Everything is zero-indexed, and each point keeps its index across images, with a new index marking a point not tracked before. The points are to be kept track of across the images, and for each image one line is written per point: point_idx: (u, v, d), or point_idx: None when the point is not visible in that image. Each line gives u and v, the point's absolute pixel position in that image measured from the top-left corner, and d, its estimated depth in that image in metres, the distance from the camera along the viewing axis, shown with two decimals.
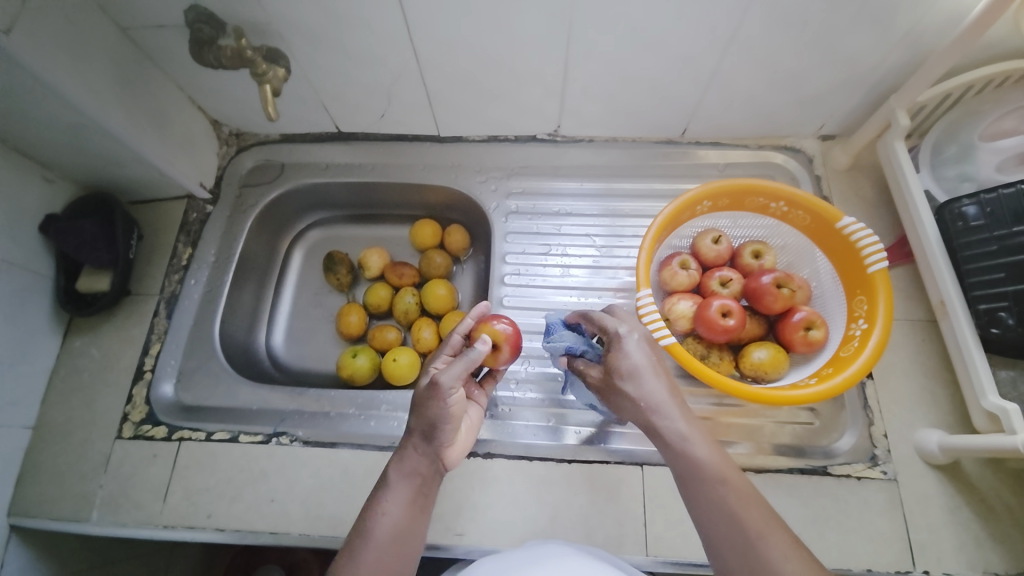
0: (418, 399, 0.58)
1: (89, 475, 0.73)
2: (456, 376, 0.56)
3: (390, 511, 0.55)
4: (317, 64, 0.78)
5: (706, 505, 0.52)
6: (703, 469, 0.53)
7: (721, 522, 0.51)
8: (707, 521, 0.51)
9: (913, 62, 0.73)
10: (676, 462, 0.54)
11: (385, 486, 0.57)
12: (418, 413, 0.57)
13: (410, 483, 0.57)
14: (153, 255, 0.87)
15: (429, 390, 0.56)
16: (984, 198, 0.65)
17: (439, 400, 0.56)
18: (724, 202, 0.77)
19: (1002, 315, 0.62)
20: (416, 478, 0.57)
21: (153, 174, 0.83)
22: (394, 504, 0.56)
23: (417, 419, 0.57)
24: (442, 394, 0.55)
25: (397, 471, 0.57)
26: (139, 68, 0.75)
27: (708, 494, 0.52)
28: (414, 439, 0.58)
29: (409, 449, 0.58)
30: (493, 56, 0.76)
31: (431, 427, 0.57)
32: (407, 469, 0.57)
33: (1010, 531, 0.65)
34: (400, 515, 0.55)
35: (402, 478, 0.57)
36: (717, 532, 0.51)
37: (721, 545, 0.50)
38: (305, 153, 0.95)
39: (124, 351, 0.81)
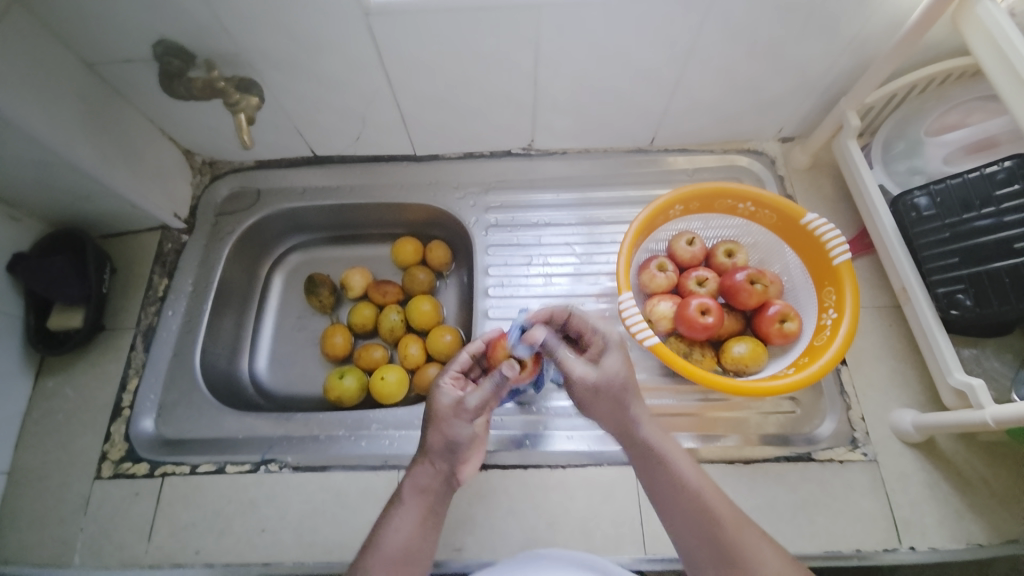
0: (437, 416, 0.59)
1: (67, 520, 0.70)
2: (479, 399, 0.59)
3: (402, 527, 0.57)
4: (290, 90, 0.79)
5: (682, 510, 0.56)
6: (678, 477, 0.57)
7: (695, 525, 0.55)
8: (682, 524, 0.56)
9: (858, 67, 0.79)
10: (653, 471, 0.58)
11: (397, 504, 0.59)
12: (435, 430, 0.59)
13: (422, 499, 0.58)
14: (128, 288, 0.85)
15: (451, 408, 0.59)
16: (934, 189, 0.70)
17: (463, 418, 0.59)
18: (695, 205, 0.80)
19: (960, 297, 0.66)
20: (429, 494, 0.59)
21: (125, 207, 0.82)
22: (407, 521, 0.57)
23: (434, 436, 0.59)
24: (465, 414, 0.59)
25: (409, 488, 0.59)
26: (107, 102, 0.75)
27: (682, 500, 0.56)
28: (428, 456, 0.59)
29: (421, 466, 0.59)
30: (465, 76, 0.78)
31: (449, 443, 0.59)
32: (421, 484, 0.59)
33: (987, 502, 0.68)
34: (412, 533, 0.57)
35: (414, 495, 0.58)
36: (690, 535, 0.55)
37: (692, 545, 0.55)
38: (282, 177, 0.95)
39: (100, 388, 0.78)
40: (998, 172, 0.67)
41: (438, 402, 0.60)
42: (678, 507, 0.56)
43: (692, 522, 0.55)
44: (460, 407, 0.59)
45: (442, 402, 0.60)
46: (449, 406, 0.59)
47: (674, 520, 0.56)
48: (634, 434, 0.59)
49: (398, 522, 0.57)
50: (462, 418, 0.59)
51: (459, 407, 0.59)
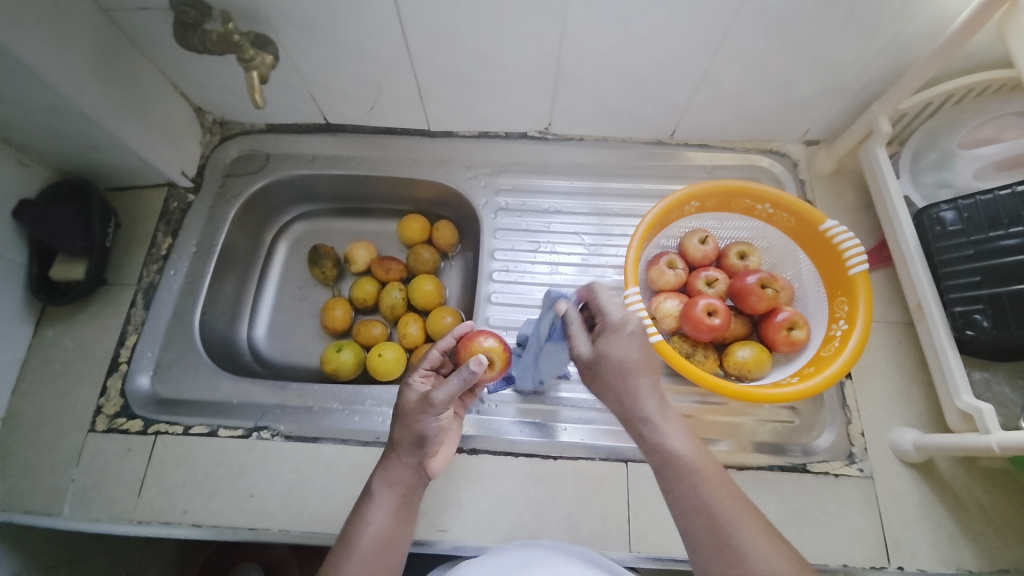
0: (404, 412, 0.59)
1: (60, 469, 0.71)
2: (445, 394, 0.56)
3: (376, 520, 0.57)
4: (306, 53, 0.77)
5: (686, 491, 0.54)
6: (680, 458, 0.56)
7: (699, 509, 0.53)
8: (686, 506, 0.54)
9: (895, 71, 0.75)
10: (652, 446, 0.57)
11: (370, 498, 0.59)
12: (403, 426, 0.59)
13: (394, 491, 0.59)
14: (131, 244, 0.85)
15: (417, 404, 0.58)
16: (962, 204, 0.67)
17: (428, 415, 0.57)
18: (711, 203, 0.78)
19: (977, 317, 0.64)
20: (400, 487, 0.59)
21: (132, 161, 0.81)
22: (380, 513, 0.58)
23: (402, 431, 0.59)
24: (430, 410, 0.57)
25: (381, 482, 0.59)
26: (120, 51, 0.73)
27: (688, 482, 0.54)
28: (397, 452, 0.59)
29: (390, 462, 0.60)
30: (485, 51, 0.76)
31: (416, 440, 0.58)
32: (391, 478, 0.59)
33: (981, 528, 0.67)
34: (386, 523, 0.57)
35: (386, 488, 0.59)
36: (695, 518, 0.53)
37: (697, 530, 0.53)
38: (292, 144, 0.93)
39: (99, 342, 0.78)
40: None
41: (407, 398, 0.59)
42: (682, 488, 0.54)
43: (697, 504, 0.53)
44: (427, 403, 0.57)
45: (410, 398, 0.59)
46: (416, 402, 0.58)
47: (679, 502, 0.54)
48: (636, 412, 0.59)
49: (372, 515, 0.57)
50: (427, 414, 0.57)
51: (425, 402, 0.57)
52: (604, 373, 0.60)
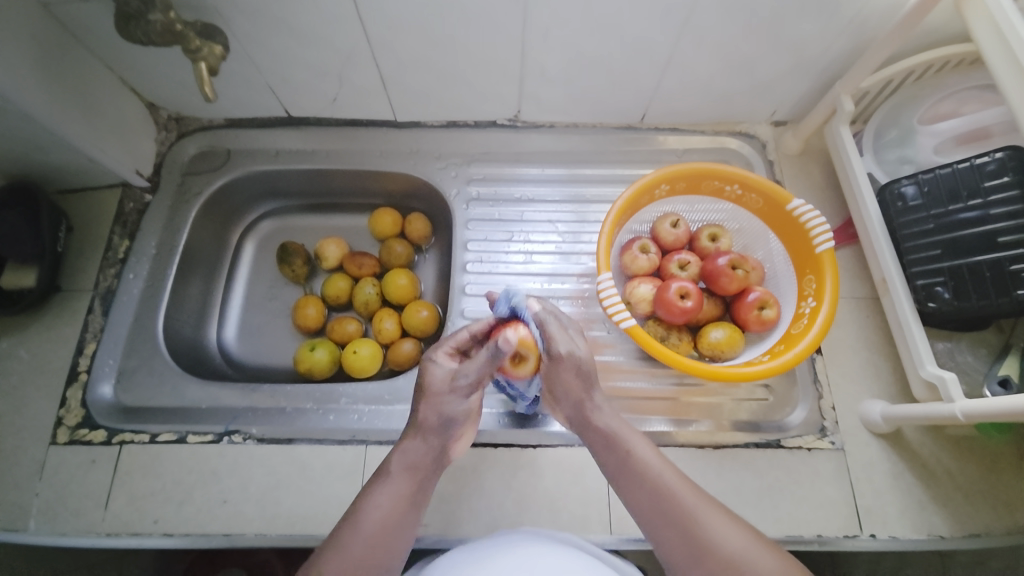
0: (430, 391, 0.57)
1: (22, 485, 0.68)
2: (475, 370, 0.55)
3: (385, 503, 0.54)
4: (261, 43, 0.74)
5: (644, 494, 0.55)
6: (637, 463, 0.56)
7: (659, 509, 0.54)
8: (647, 509, 0.55)
9: (856, 49, 0.76)
10: (613, 461, 0.57)
11: (382, 478, 0.56)
12: (429, 405, 0.57)
13: (410, 475, 0.56)
14: (86, 248, 0.81)
15: (445, 382, 0.57)
16: (922, 178, 0.69)
17: (457, 394, 0.57)
18: (681, 186, 0.78)
19: (939, 290, 0.65)
20: (419, 470, 0.57)
21: (81, 161, 0.77)
22: (391, 497, 0.55)
23: (428, 411, 0.57)
24: (459, 388, 0.57)
25: (397, 463, 0.56)
26: (63, 46, 0.69)
27: (643, 485, 0.55)
28: (420, 431, 0.57)
29: (410, 442, 0.57)
30: (447, 37, 0.74)
31: (442, 419, 0.57)
32: (410, 461, 0.56)
33: (948, 493, 0.69)
34: (394, 509, 0.54)
35: (403, 470, 0.56)
36: (657, 519, 0.54)
37: (661, 530, 0.54)
38: (254, 138, 0.90)
39: (56, 352, 0.75)
40: (989, 163, 0.66)
41: (433, 376, 0.57)
42: (639, 492, 0.55)
43: (656, 506, 0.54)
44: (455, 381, 0.56)
45: (436, 375, 0.57)
46: (444, 380, 0.57)
47: (638, 506, 0.55)
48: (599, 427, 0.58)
49: (380, 496, 0.54)
50: (456, 393, 0.57)
51: (455, 381, 0.57)
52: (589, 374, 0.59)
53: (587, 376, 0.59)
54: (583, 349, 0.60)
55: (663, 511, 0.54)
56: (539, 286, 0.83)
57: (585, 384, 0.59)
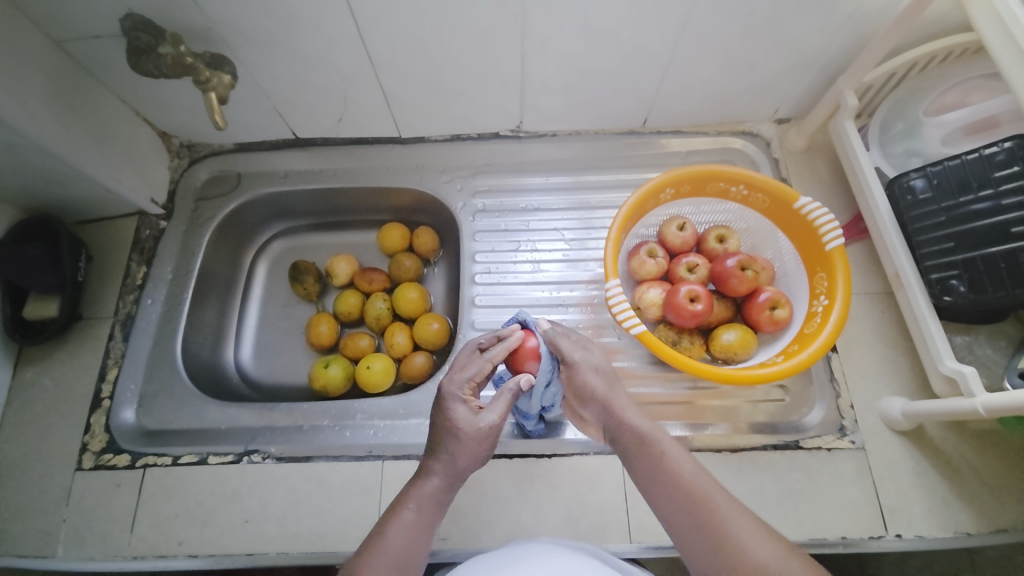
0: (460, 434, 0.56)
1: (50, 511, 0.70)
2: (502, 413, 0.58)
3: (411, 530, 0.53)
4: (265, 68, 0.75)
5: (675, 500, 0.53)
6: (670, 467, 0.55)
7: (687, 516, 0.52)
8: (679, 518, 0.53)
9: (858, 43, 0.76)
10: (645, 463, 0.56)
11: (409, 506, 0.55)
12: (460, 446, 0.56)
13: (435, 510, 0.56)
14: (106, 276, 0.83)
15: (476, 430, 0.57)
16: (931, 171, 0.68)
17: (485, 440, 0.57)
18: (687, 188, 0.78)
19: (954, 283, 0.65)
20: (441, 506, 0.56)
21: (99, 192, 0.80)
22: (417, 526, 0.54)
23: (459, 451, 0.56)
24: (489, 433, 0.57)
25: (425, 496, 0.55)
26: (78, 83, 0.72)
27: (671, 488, 0.54)
28: (448, 467, 0.56)
29: (436, 475, 0.56)
30: (449, 53, 0.75)
31: (469, 462, 0.57)
32: (438, 496, 0.56)
33: (975, 489, 0.67)
34: (422, 538, 0.54)
35: (430, 503, 0.55)
36: (685, 526, 0.52)
37: (694, 537, 0.52)
38: (263, 161, 0.92)
39: (80, 378, 0.77)
40: (998, 153, 0.65)
41: (467, 422, 0.57)
42: (666, 498, 0.54)
43: (683, 517, 0.53)
44: (484, 427, 0.57)
45: (467, 423, 0.57)
46: (475, 427, 0.56)
47: (669, 513, 0.54)
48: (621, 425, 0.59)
49: (409, 524, 0.54)
50: (486, 441, 0.57)
51: (487, 429, 0.57)
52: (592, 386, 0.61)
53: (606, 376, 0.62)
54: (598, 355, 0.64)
55: (694, 515, 0.52)
56: (548, 294, 0.84)
57: (609, 386, 0.61)
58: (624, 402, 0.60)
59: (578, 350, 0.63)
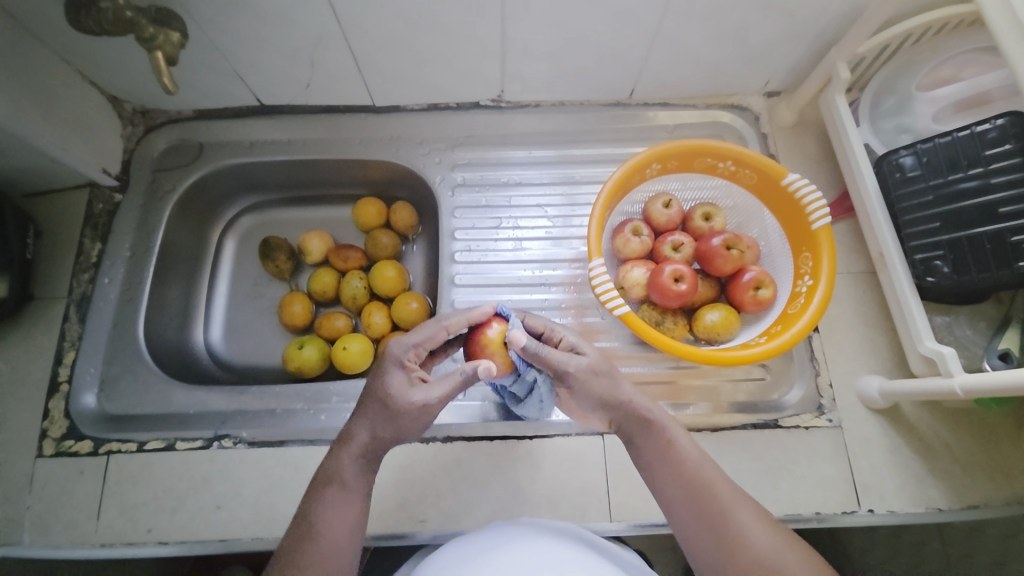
0: (389, 402, 0.53)
1: (10, 500, 0.67)
2: (445, 394, 0.54)
3: (333, 513, 0.51)
4: (223, 26, 0.69)
5: (679, 490, 0.53)
6: (676, 454, 0.54)
7: (691, 502, 0.52)
8: (680, 503, 0.53)
9: (853, 12, 0.72)
10: (652, 449, 0.55)
11: (332, 484, 0.52)
12: (385, 413, 0.53)
13: (359, 486, 0.53)
14: (58, 253, 0.78)
15: (410, 403, 0.53)
16: (921, 148, 0.66)
17: (417, 414, 0.54)
18: (673, 164, 0.75)
19: (938, 264, 0.64)
20: (362, 480, 0.53)
21: (43, 162, 0.73)
22: (335, 508, 0.51)
23: (383, 417, 0.53)
24: (425, 410, 0.54)
25: (349, 471, 0.53)
26: (11, 40, 0.65)
27: (676, 474, 0.53)
28: (370, 434, 0.54)
29: (355, 445, 0.53)
30: (424, 13, 0.69)
31: (394, 429, 0.54)
32: (359, 470, 0.53)
33: (946, 465, 0.69)
34: (339, 518, 0.51)
35: (351, 478, 0.52)
36: (688, 513, 0.52)
37: (690, 522, 0.52)
38: (226, 130, 0.86)
39: (34, 362, 0.73)
40: (990, 130, 0.64)
41: (402, 396, 0.53)
42: (674, 481, 0.53)
43: (691, 500, 0.52)
44: (419, 401, 0.53)
45: (404, 396, 0.53)
46: (410, 402, 0.53)
47: (670, 497, 0.54)
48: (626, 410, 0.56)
49: (334, 505, 0.51)
50: (418, 412, 0.53)
51: (422, 406, 0.53)
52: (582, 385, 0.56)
53: (601, 378, 0.56)
54: (589, 352, 0.58)
55: (698, 503, 0.52)
56: (531, 273, 0.81)
57: (606, 387, 0.56)
58: (630, 395, 0.56)
59: (566, 356, 0.56)
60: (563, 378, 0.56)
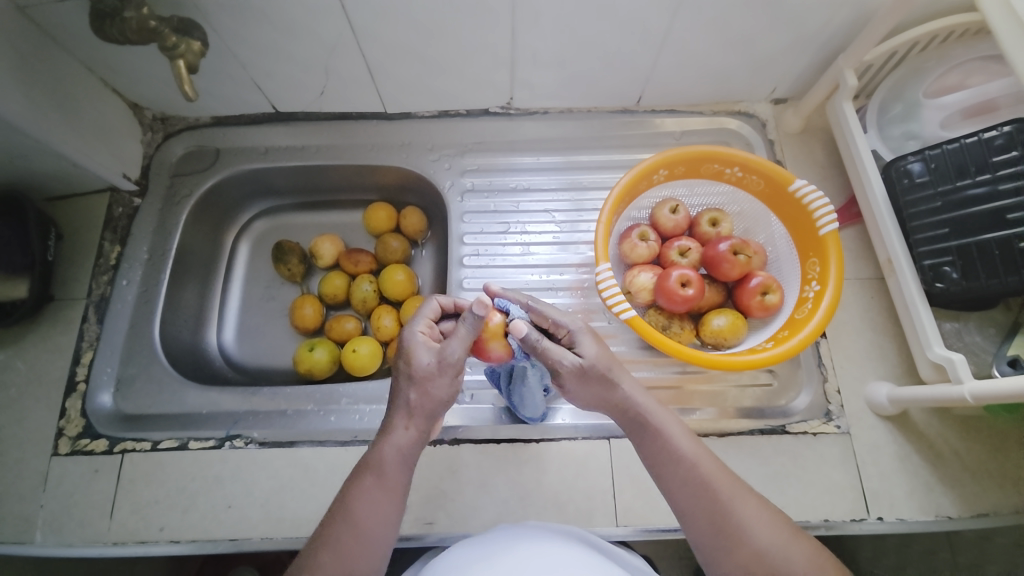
0: (415, 375, 0.53)
1: (27, 497, 0.68)
2: (460, 346, 0.53)
3: (368, 499, 0.52)
4: (241, 36, 0.71)
5: (680, 487, 0.53)
6: (675, 451, 0.54)
7: (691, 498, 0.52)
8: (680, 498, 0.53)
9: (860, 20, 0.73)
10: (650, 445, 0.55)
11: (369, 471, 0.53)
12: (415, 387, 0.53)
13: (399, 467, 0.53)
14: (77, 256, 0.80)
15: (433, 367, 0.53)
16: (929, 154, 0.67)
17: (444, 375, 0.53)
18: (680, 169, 0.76)
19: (947, 270, 0.64)
20: (405, 461, 0.53)
21: (66, 167, 0.76)
22: (373, 496, 0.52)
23: (414, 392, 0.53)
24: (449, 368, 0.53)
25: (388, 457, 0.53)
26: (38, 50, 0.67)
27: (676, 470, 0.53)
28: (405, 417, 0.54)
29: (398, 429, 0.53)
30: (437, 22, 0.71)
31: (429, 401, 0.53)
32: (403, 455, 0.53)
33: (956, 474, 0.68)
34: (381, 504, 0.52)
35: (390, 461, 0.52)
36: (689, 509, 0.52)
37: (691, 517, 0.52)
38: (241, 136, 0.88)
39: (53, 362, 0.74)
40: (996, 137, 0.64)
41: (422, 360, 0.53)
42: (674, 477, 0.53)
43: (691, 495, 0.52)
44: (443, 362, 0.53)
45: (422, 360, 0.53)
46: (434, 366, 0.53)
47: (670, 493, 0.53)
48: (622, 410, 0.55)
49: (370, 491, 0.52)
50: (444, 372, 0.53)
51: (442, 364, 0.53)
52: (585, 382, 0.55)
53: (600, 378, 0.55)
54: (588, 352, 0.55)
55: (698, 498, 0.52)
56: (539, 277, 0.82)
57: (602, 387, 0.55)
58: (626, 395, 0.55)
59: (568, 353, 0.55)
60: (561, 376, 0.55)
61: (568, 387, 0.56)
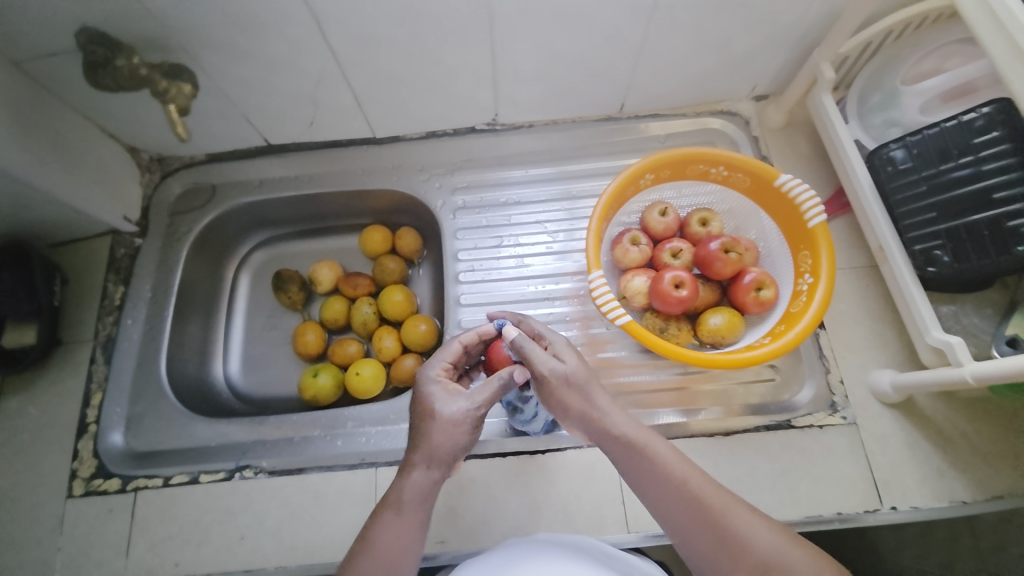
0: (438, 422, 0.54)
1: (44, 539, 0.69)
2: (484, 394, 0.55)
3: (389, 538, 0.51)
4: (230, 76, 0.74)
5: (673, 504, 0.52)
6: (662, 466, 0.53)
7: (685, 513, 0.51)
8: (675, 515, 0.52)
9: (832, 14, 0.74)
10: (635, 464, 0.54)
11: (389, 509, 0.52)
12: (436, 432, 0.53)
13: (421, 506, 0.53)
14: (83, 299, 0.82)
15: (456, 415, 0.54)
16: (910, 141, 0.67)
17: (467, 424, 0.54)
18: (666, 173, 0.77)
19: (938, 253, 0.64)
20: (426, 500, 0.53)
21: (67, 213, 0.78)
22: (395, 533, 0.51)
23: (436, 436, 0.53)
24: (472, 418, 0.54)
25: (408, 494, 0.52)
26: (36, 103, 0.69)
27: (666, 486, 0.52)
28: (425, 457, 0.53)
29: (419, 468, 0.53)
30: (417, 48, 0.73)
31: (452, 449, 0.53)
32: (423, 491, 0.53)
33: (967, 457, 0.68)
34: (403, 542, 0.51)
35: (411, 502, 0.52)
36: (684, 523, 0.51)
37: (688, 533, 0.51)
38: (236, 170, 0.90)
39: (64, 405, 0.76)
40: (976, 119, 0.64)
41: (446, 408, 0.54)
42: (665, 494, 0.52)
43: (684, 510, 0.52)
44: (467, 413, 0.54)
45: (444, 405, 0.54)
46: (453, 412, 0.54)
47: (664, 510, 0.52)
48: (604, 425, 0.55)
49: (390, 528, 0.52)
50: (467, 424, 0.54)
51: (469, 414, 0.54)
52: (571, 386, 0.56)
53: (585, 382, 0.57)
54: (573, 359, 0.58)
55: (691, 512, 0.51)
56: (535, 288, 0.83)
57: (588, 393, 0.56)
58: (605, 407, 0.56)
59: (550, 359, 0.57)
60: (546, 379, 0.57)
61: (553, 394, 0.57)
